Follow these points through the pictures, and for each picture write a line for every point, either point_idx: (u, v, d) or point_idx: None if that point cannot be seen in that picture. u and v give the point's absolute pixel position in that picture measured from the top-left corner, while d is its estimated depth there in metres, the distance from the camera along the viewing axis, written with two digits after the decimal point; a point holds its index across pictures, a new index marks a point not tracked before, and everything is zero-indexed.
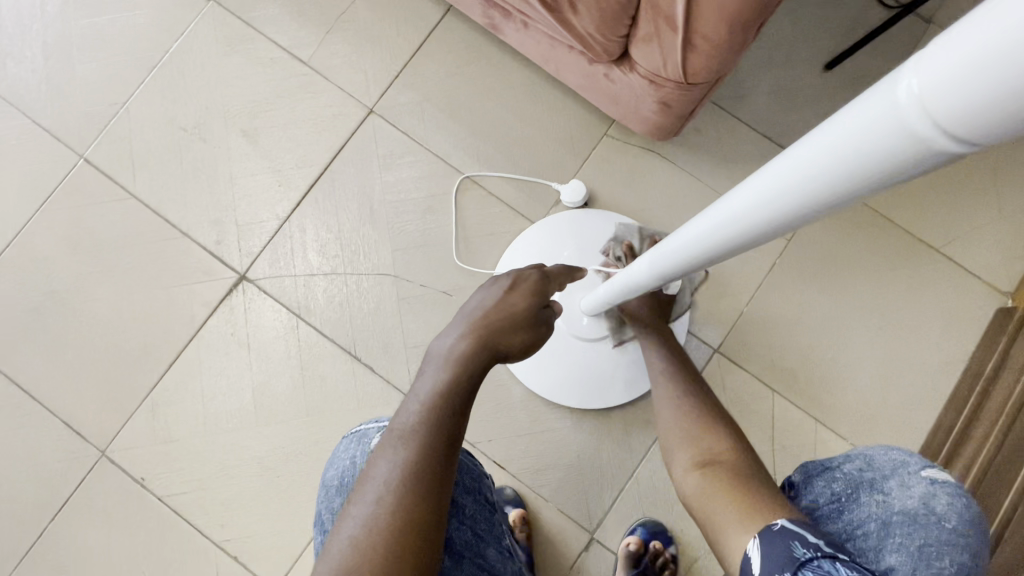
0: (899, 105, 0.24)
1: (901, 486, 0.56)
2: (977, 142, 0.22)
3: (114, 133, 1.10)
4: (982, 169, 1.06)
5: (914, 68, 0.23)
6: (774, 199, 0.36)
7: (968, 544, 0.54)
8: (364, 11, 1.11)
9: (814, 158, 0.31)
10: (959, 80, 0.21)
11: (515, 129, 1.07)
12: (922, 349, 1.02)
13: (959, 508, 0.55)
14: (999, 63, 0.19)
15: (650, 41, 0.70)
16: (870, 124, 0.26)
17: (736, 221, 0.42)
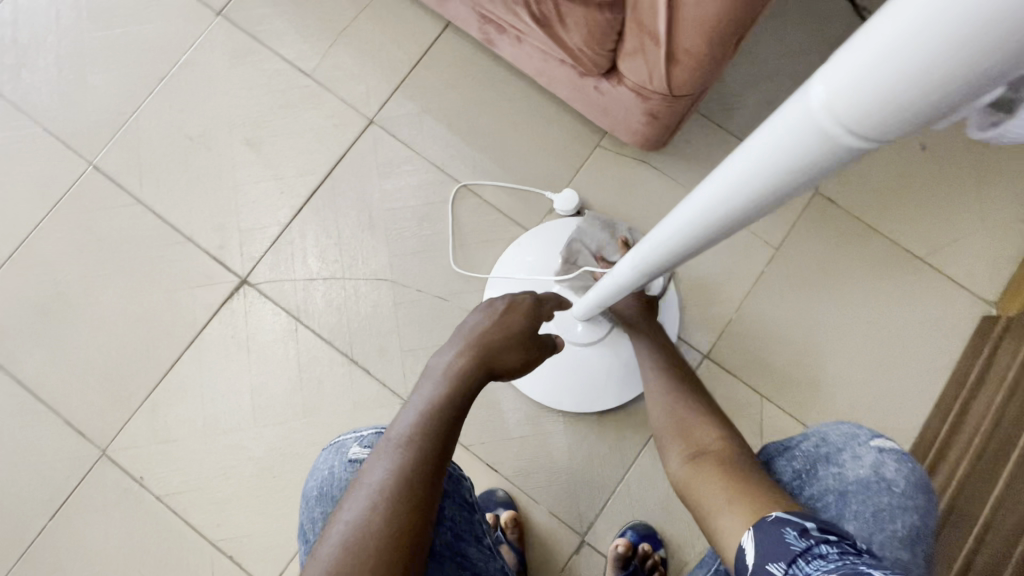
0: (806, 115, 0.28)
1: (853, 458, 0.62)
2: (885, 131, 0.25)
3: (123, 141, 1.14)
4: (966, 181, 1.09)
5: (819, 77, 0.26)
6: (722, 201, 0.39)
7: (912, 505, 0.61)
8: (366, 26, 1.15)
9: (749, 164, 0.34)
10: (864, 79, 0.24)
11: (511, 139, 1.11)
12: (908, 356, 1.04)
13: (905, 472, 0.62)
14: (896, 60, 0.22)
15: (635, 55, 0.74)
16: (789, 131, 0.29)
17: (693, 222, 0.44)
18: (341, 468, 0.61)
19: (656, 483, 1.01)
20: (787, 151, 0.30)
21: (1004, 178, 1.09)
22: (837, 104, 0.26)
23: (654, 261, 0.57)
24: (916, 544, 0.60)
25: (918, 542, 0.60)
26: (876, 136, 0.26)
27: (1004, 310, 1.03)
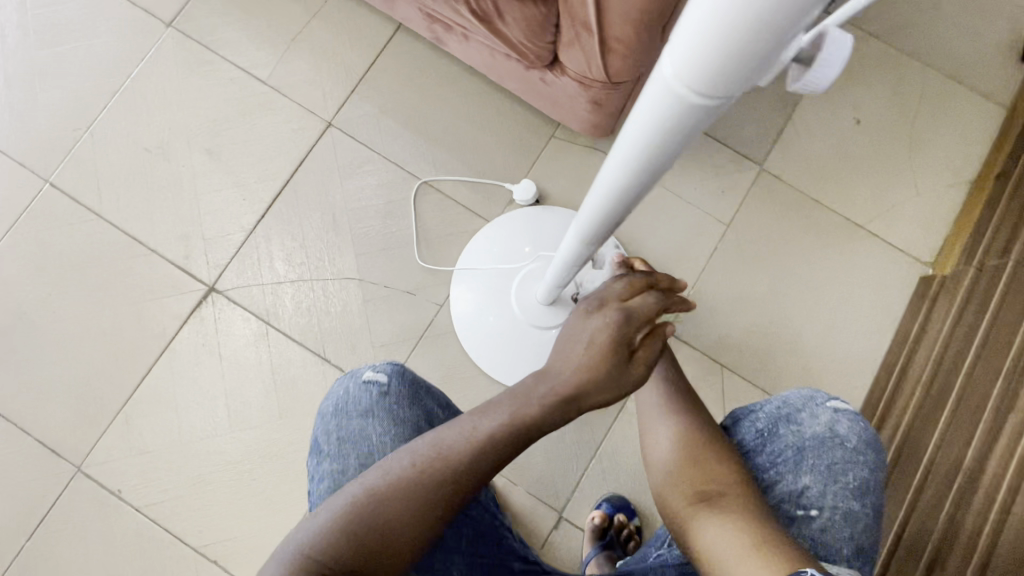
0: (667, 81, 0.34)
1: (811, 416, 0.65)
2: (726, 80, 0.31)
3: (79, 156, 1.14)
4: (899, 151, 1.16)
5: (671, 50, 0.32)
6: (624, 169, 0.45)
7: (866, 460, 0.64)
8: (319, 31, 1.17)
9: (641, 130, 0.40)
10: (698, 44, 0.30)
11: (468, 135, 1.14)
12: (855, 319, 1.10)
13: (858, 429, 0.65)
14: (712, 24, 0.28)
15: (573, 46, 0.78)
16: (663, 93, 0.35)
17: (608, 193, 0.51)
18: (356, 386, 0.68)
19: (627, 456, 1.05)
20: (660, 117, 0.37)
21: (933, 147, 1.16)
22: (686, 72, 0.32)
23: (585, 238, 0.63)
24: (868, 498, 0.63)
25: (871, 497, 0.63)
26: (716, 93, 0.32)
27: (940, 269, 1.09)
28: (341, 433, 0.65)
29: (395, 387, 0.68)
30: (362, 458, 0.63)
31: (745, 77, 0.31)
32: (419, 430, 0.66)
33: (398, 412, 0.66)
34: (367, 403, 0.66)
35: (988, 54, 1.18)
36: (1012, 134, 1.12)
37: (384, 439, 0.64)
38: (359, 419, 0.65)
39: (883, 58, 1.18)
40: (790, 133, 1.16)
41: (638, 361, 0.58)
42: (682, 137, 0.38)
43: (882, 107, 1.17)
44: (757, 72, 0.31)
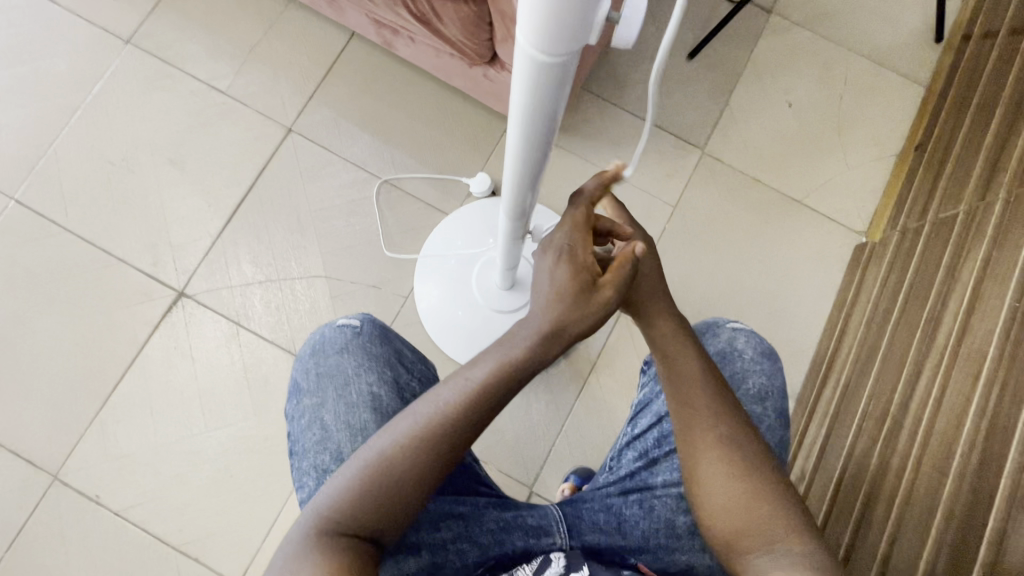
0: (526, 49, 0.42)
1: (713, 335, 0.79)
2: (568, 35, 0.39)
3: (44, 173, 1.16)
4: (829, 130, 1.24)
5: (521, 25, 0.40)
6: (518, 134, 0.53)
7: (762, 368, 0.76)
8: (275, 42, 1.21)
9: (523, 97, 0.47)
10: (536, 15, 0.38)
11: (424, 134, 1.19)
12: (797, 288, 1.18)
13: (754, 343, 0.78)
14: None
15: (507, 41, 0.85)
16: (527, 60, 0.43)
17: (514, 159, 0.57)
18: (331, 330, 0.76)
19: (592, 429, 1.10)
20: (528, 80, 0.45)
21: (860, 124, 1.24)
22: (531, 38, 0.40)
23: (512, 211, 0.69)
24: (767, 401, 0.75)
25: (771, 400, 0.75)
26: (557, 48, 0.41)
27: (871, 237, 1.18)
28: (319, 369, 0.74)
29: (367, 328, 0.76)
30: (339, 390, 0.72)
31: (575, 32, 0.39)
32: (390, 364, 0.75)
33: (370, 348, 0.75)
34: (342, 341, 0.75)
35: (904, 36, 1.27)
36: (928, 108, 1.21)
37: (358, 371, 0.73)
38: (336, 356, 0.74)
39: (809, 44, 1.27)
40: (728, 118, 1.23)
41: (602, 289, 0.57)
42: (551, 92, 0.46)
43: (811, 90, 1.25)
44: (584, 28, 0.39)
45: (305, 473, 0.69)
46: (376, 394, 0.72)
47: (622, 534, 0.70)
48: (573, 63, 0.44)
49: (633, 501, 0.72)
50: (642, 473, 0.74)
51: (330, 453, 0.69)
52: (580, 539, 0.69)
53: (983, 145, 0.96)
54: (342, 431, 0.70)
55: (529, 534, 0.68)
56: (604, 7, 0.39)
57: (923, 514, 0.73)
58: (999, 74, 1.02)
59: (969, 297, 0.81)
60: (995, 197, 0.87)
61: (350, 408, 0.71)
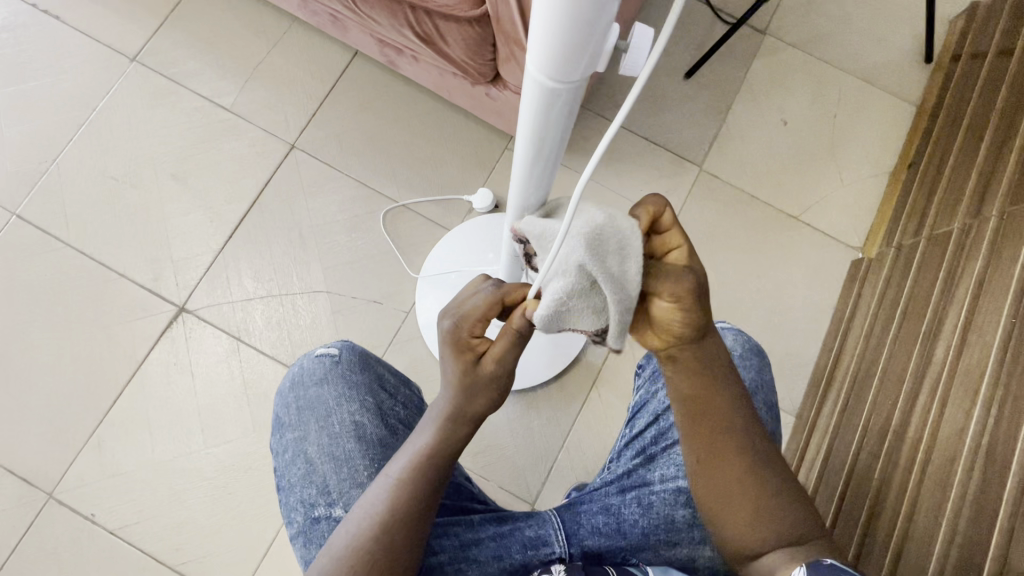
0: (539, 76, 0.44)
1: None
2: (578, 61, 0.41)
3: (46, 189, 1.16)
4: (823, 148, 1.26)
5: (534, 52, 0.42)
6: (526, 152, 0.54)
7: (750, 364, 0.79)
8: (279, 61, 1.23)
9: (533, 119, 0.49)
10: (548, 43, 0.40)
11: (426, 151, 1.20)
12: (794, 303, 1.20)
13: (741, 340, 0.81)
14: (550, 28, 0.38)
15: (510, 61, 0.86)
16: (539, 84, 0.44)
17: (522, 179, 0.59)
18: (310, 361, 0.77)
19: (594, 445, 1.10)
20: (540, 103, 0.46)
21: (854, 142, 1.27)
22: (541, 65, 0.42)
23: (517, 230, 0.70)
24: (758, 393, 0.77)
25: (761, 393, 0.77)
26: (565, 74, 0.42)
27: (867, 253, 1.20)
28: (299, 402, 0.75)
29: (346, 355, 0.77)
30: (322, 421, 0.73)
31: (582, 60, 0.41)
32: (371, 391, 0.76)
33: (350, 376, 0.75)
34: (321, 372, 0.76)
35: (895, 57, 1.30)
36: (920, 127, 1.24)
37: (339, 402, 0.74)
38: (316, 387, 0.75)
39: (803, 65, 1.29)
40: (725, 136, 1.26)
41: (483, 372, 0.53)
42: (560, 115, 0.48)
43: (806, 109, 1.28)
44: (592, 56, 0.41)
45: (293, 508, 0.71)
46: (359, 423, 0.73)
47: (621, 535, 0.70)
48: (580, 88, 0.46)
49: (632, 498, 0.72)
50: (639, 471, 0.74)
51: (317, 487, 0.70)
52: (579, 545, 0.70)
53: (975, 163, 0.98)
54: (326, 463, 0.71)
55: (528, 546, 0.69)
56: (613, 39, 0.42)
57: (928, 531, 0.73)
58: (988, 93, 1.04)
59: (966, 312, 0.82)
60: (988, 214, 0.88)
61: (333, 440, 0.72)
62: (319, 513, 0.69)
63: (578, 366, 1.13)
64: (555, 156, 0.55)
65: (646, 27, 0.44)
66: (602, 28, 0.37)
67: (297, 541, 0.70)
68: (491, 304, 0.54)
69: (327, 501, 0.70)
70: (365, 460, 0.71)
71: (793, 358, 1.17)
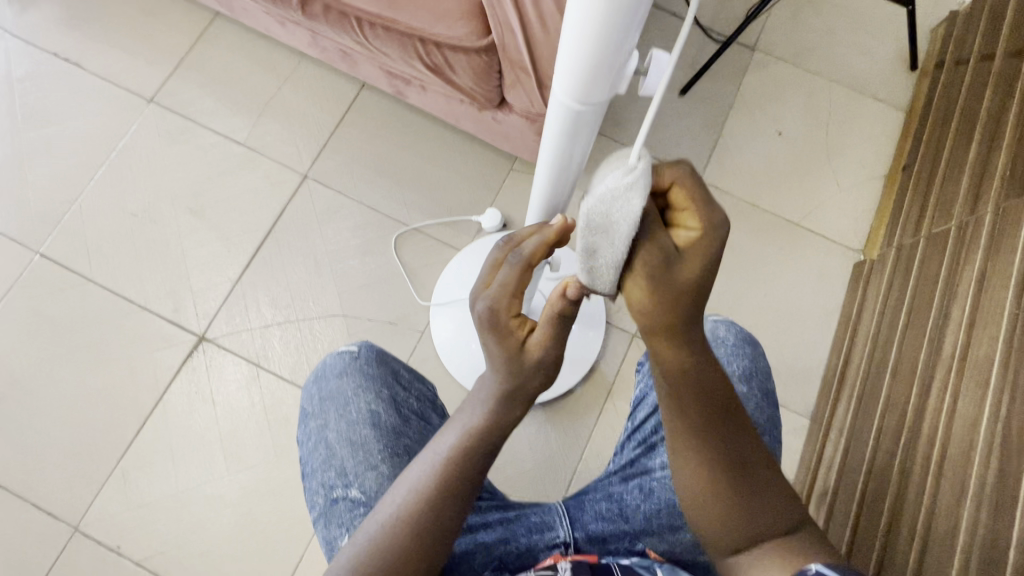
0: (563, 98, 0.48)
1: None
2: (602, 86, 0.45)
3: (68, 227, 1.20)
4: (818, 154, 1.30)
5: (559, 77, 0.46)
6: (548, 169, 0.58)
7: (745, 352, 0.81)
8: (290, 96, 1.28)
9: (557, 139, 0.53)
10: (574, 70, 0.44)
11: (434, 175, 1.24)
12: (798, 306, 1.22)
13: (732, 329, 0.83)
14: (575, 56, 0.42)
15: (516, 87, 0.91)
16: (563, 107, 0.48)
17: (543, 194, 0.62)
18: (333, 355, 0.80)
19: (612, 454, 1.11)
20: (564, 123, 0.50)
21: (847, 149, 1.31)
22: (569, 90, 0.46)
23: None
24: (753, 380, 0.79)
25: (756, 380, 0.79)
26: (590, 97, 0.46)
27: (869, 255, 1.23)
28: (322, 394, 0.77)
29: (365, 352, 0.79)
30: (341, 409, 0.75)
31: (607, 84, 0.45)
32: (387, 383, 0.77)
33: (367, 369, 0.77)
34: (342, 365, 0.78)
35: (881, 66, 1.35)
36: (910, 131, 1.28)
37: (357, 391, 0.76)
38: (336, 379, 0.77)
39: (793, 77, 1.34)
40: (722, 148, 1.30)
41: (533, 351, 0.53)
42: (583, 136, 0.52)
43: (799, 119, 1.32)
44: (615, 81, 0.45)
45: (314, 492, 0.73)
46: (376, 411, 0.75)
47: (624, 519, 0.71)
48: (602, 111, 0.49)
49: (634, 486, 0.73)
50: (642, 460, 0.76)
51: (335, 469, 0.72)
52: (583, 530, 0.71)
53: (967, 163, 1.01)
54: (344, 448, 0.73)
55: (533, 531, 0.70)
56: (631, 66, 0.46)
57: (950, 522, 0.74)
58: (973, 95, 1.08)
59: (970, 307, 0.84)
60: (983, 211, 0.91)
61: (350, 426, 0.74)
62: (337, 494, 0.71)
63: (593, 377, 1.15)
64: (575, 173, 0.59)
65: (662, 53, 0.47)
66: (624, 53, 0.42)
67: (319, 524, 0.72)
68: (522, 273, 0.54)
69: (344, 483, 0.71)
70: (380, 446, 0.73)
71: (802, 360, 1.20)
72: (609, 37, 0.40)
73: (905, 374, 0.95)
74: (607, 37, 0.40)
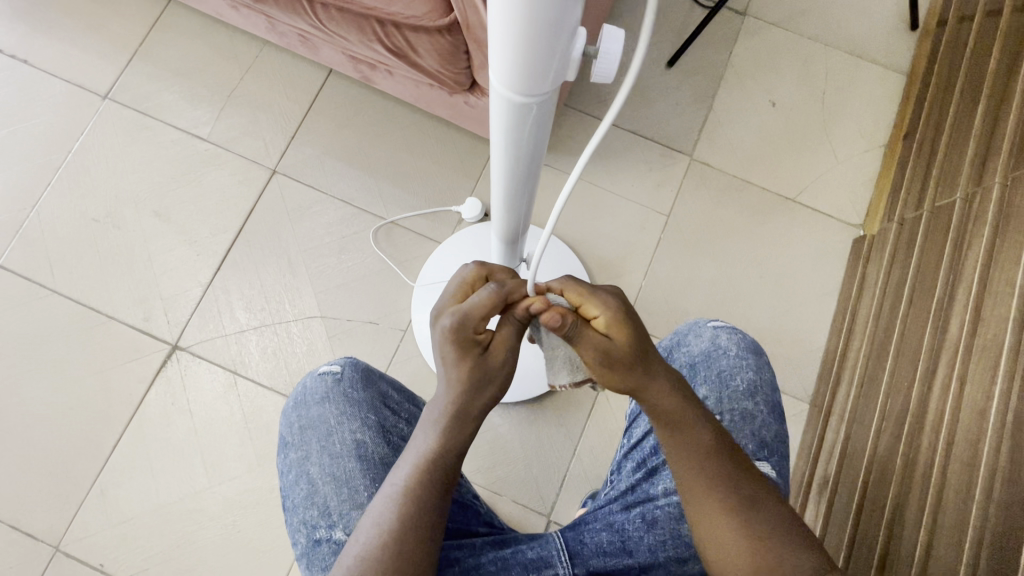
0: (503, 93, 0.42)
1: (696, 335, 0.80)
2: (545, 76, 0.40)
3: (27, 236, 1.14)
4: (814, 125, 1.24)
5: (494, 68, 0.41)
6: (505, 165, 0.53)
7: (748, 363, 0.77)
8: (253, 85, 1.21)
9: (505, 135, 0.47)
10: (509, 61, 0.38)
11: (410, 164, 1.18)
12: (797, 287, 1.17)
13: (737, 338, 0.79)
14: (506, 47, 0.37)
15: (485, 67, 0.84)
16: (505, 101, 0.43)
17: (505, 187, 0.57)
18: (313, 378, 0.75)
19: (606, 449, 1.07)
20: (510, 119, 0.45)
21: (845, 118, 1.24)
22: (510, 84, 0.41)
23: (507, 235, 0.70)
24: (758, 394, 0.75)
25: (762, 394, 0.75)
26: (534, 90, 0.41)
27: (869, 230, 1.17)
28: (302, 422, 0.73)
29: (349, 372, 0.74)
30: (323, 441, 0.71)
31: (550, 73, 0.40)
32: (374, 408, 0.73)
33: (351, 394, 0.73)
34: (324, 390, 0.73)
35: (880, 27, 1.27)
36: (912, 96, 1.21)
37: (341, 420, 0.72)
38: (317, 407, 0.73)
39: (786, 43, 1.27)
40: (713, 123, 1.23)
41: (495, 362, 0.55)
42: (535, 127, 0.46)
43: (793, 88, 1.25)
44: (560, 66, 0.40)
45: (296, 529, 0.69)
46: (361, 442, 0.71)
47: (628, 553, 0.68)
48: (553, 100, 0.44)
49: (636, 514, 0.69)
50: (643, 485, 0.72)
51: (318, 508, 0.68)
52: (584, 565, 0.67)
53: (972, 129, 0.95)
54: (327, 484, 0.69)
55: (529, 570, 0.66)
56: (577, 44, 0.40)
57: (959, 516, 0.70)
58: (978, 55, 1.01)
59: (977, 286, 0.79)
60: (991, 181, 0.85)
61: (333, 460, 0.70)
62: (321, 535, 0.67)
63: None
64: (536, 164, 0.54)
65: (615, 30, 0.41)
66: (564, 37, 0.36)
67: (301, 563, 0.68)
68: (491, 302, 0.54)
69: (328, 523, 0.67)
70: (366, 481, 0.69)
71: (801, 343, 1.15)
72: (542, 23, 0.34)
73: (907, 358, 0.91)
74: (537, 24, 0.34)
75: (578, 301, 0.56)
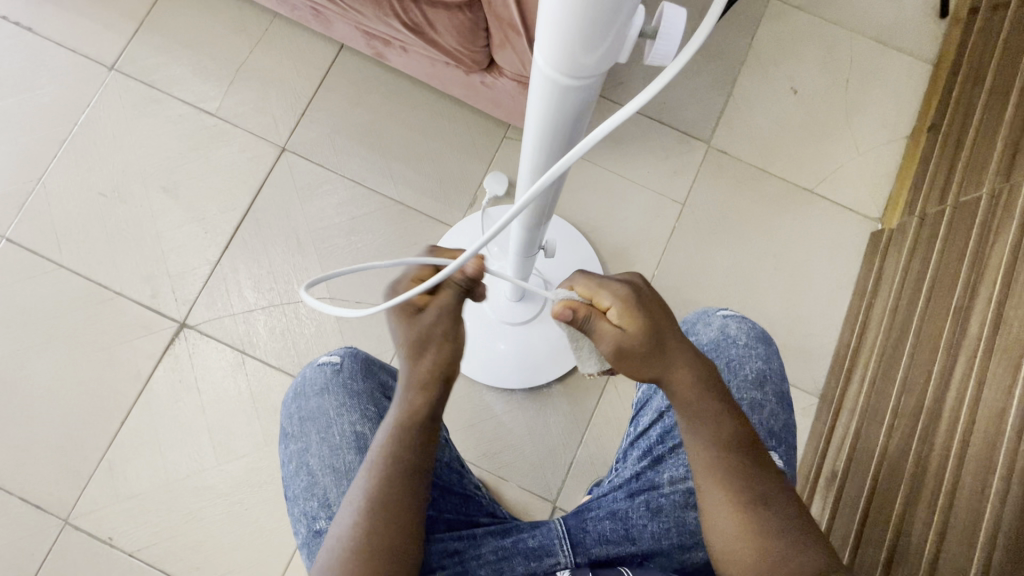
0: (548, 71, 0.40)
1: (704, 323, 0.79)
2: (595, 58, 0.37)
3: (33, 210, 1.13)
4: (836, 114, 1.21)
5: (541, 42, 0.39)
6: (535, 150, 0.51)
7: (757, 352, 0.76)
8: (263, 59, 1.18)
9: (543, 118, 0.46)
10: (558, 39, 0.36)
11: (422, 145, 1.15)
12: (811, 279, 1.16)
13: (746, 327, 0.77)
14: (558, 23, 0.35)
15: (505, 47, 0.82)
16: (549, 80, 0.41)
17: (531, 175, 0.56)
18: (313, 369, 0.74)
19: (612, 437, 1.07)
20: (551, 100, 0.43)
21: (868, 108, 1.21)
22: (556, 61, 0.39)
23: (530, 224, 0.68)
24: (767, 385, 0.74)
25: (770, 384, 0.74)
26: (581, 73, 0.39)
27: (887, 224, 1.15)
28: (302, 413, 0.72)
29: (348, 363, 0.74)
30: (322, 432, 0.71)
31: (601, 56, 0.38)
32: (374, 400, 0.73)
33: (351, 385, 0.72)
34: (322, 381, 0.73)
35: (909, 13, 1.23)
36: (939, 86, 1.18)
37: (340, 411, 0.71)
38: (317, 398, 0.72)
39: (810, 28, 1.23)
40: (733, 110, 1.20)
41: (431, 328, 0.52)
42: (575, 112, 0.44)
43: (816, 75, 1.21)
44: (612, 49, 0.37)
45: (297, 519, 0.69)
46: (360, 433, 0.70)
47: (631, 541, 0.68)
48: (596, 85, 0.42)
49: (640, 502, 0.69)
50: (648, 473, 0.71)
51: (318, 499, 0.68)
52: (586, 554, 0.67)
53: (1002, 123, 0.92)
54: (327, 476, 0.69)
55: (530, 557, 0.66)
56: (635, 20, 0.37)
57: (971, 517, 0.69)
58: (1013, 45, 0.97)
59: (1002, 284, 0.77)
60: (1021, 176, 0.82)
61: (333, 451, 0.69)
62: (321, 526, 0.67)
63: None
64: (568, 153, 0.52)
65: (678, 7, 0.37)
66: (621, 20, 0.34)
67: (303, 553, 0.68)
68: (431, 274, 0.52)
69: (328, 514, 0.67)
70: None
71: (813, 336, 1.14)
72: (598, 3, 0.32)
73: (925, 355, 0.89)
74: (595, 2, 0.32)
75: (589, 295, 0.54)
